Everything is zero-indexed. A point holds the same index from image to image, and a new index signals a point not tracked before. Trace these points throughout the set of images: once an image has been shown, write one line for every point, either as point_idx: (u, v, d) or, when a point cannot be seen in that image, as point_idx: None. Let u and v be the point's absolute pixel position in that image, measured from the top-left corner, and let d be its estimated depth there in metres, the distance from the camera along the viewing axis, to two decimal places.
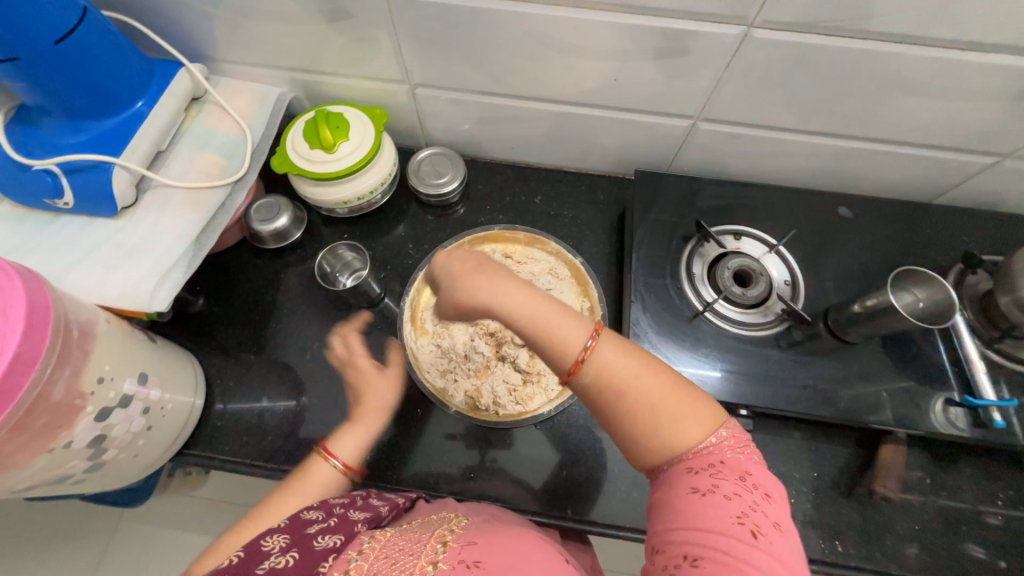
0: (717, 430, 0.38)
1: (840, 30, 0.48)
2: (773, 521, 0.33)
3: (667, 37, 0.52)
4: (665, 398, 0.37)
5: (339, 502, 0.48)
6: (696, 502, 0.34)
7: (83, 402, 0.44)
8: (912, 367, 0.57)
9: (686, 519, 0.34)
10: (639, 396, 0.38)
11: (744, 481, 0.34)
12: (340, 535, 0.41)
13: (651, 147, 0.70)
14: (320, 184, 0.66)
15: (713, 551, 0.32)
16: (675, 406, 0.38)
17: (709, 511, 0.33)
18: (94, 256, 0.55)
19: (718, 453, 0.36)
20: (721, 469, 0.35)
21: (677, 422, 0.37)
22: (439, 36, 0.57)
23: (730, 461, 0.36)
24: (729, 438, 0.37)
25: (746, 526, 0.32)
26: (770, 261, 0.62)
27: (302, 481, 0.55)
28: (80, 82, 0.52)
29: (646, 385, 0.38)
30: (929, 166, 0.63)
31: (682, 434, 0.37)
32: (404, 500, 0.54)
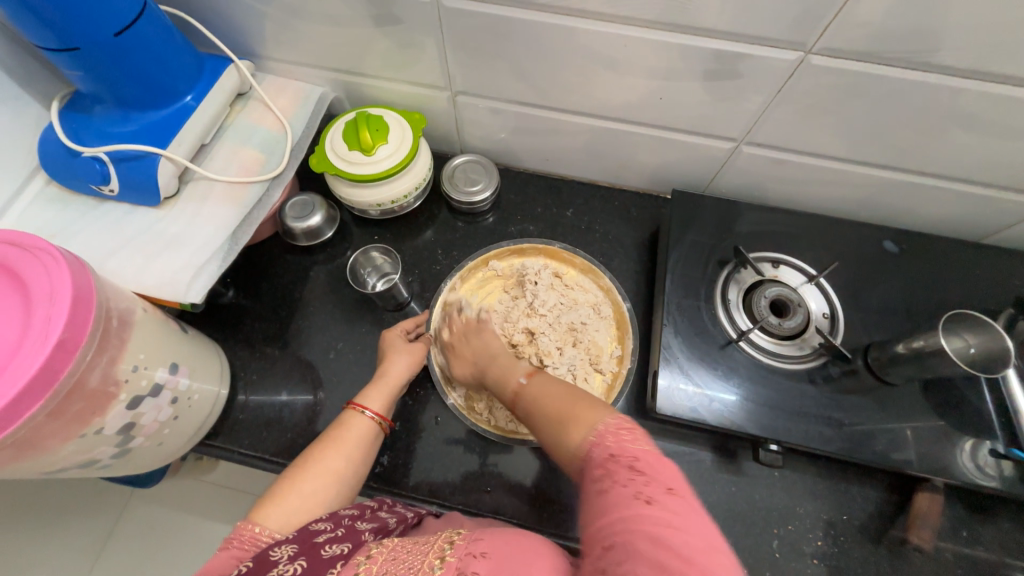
0: (600, 422, 0.40)
1: (901, 62, 0.46)
2: (671, 487, 0.33)
3: (719, 59, 0.50)
4: (566, 404, 0.45)
5: (348, 513, 0.46)
6: (600, 500, 0.34)
7: (117, 390, 0.44)
8: (956, 414, 0.55)
9: (597, 518, 0.34)
10: (548, 408, 0.46)
11: (632, 467, 0.35)
12: (348, 543, 0.41)
13: (689, 167, 0.69)
14: (356, 186, 0.66)
15: (619, 534, 0.31)
16: (571, 408, 0.44)
17: (612, 501, 0.33)
18: (135, 245, 0.56)
19: (604, 444, 0.38)
20: (610, 463, 0.36)
21: (574, 420, 0.42)
22: (485, 46, 0.56)
23: (619, 452, 0.37)
24: (611, 425, 0.39)
25: (642, 501, 0.32)
26: (808, 292, 0.60)
27: (339, 435, 0.52)
28: (134, 73, 0.53)
29: (555, 400, 0.47)
30: (983, 204, 0.61)
31: (573, 431, 0.42)
32: (412, 515, 0.54)
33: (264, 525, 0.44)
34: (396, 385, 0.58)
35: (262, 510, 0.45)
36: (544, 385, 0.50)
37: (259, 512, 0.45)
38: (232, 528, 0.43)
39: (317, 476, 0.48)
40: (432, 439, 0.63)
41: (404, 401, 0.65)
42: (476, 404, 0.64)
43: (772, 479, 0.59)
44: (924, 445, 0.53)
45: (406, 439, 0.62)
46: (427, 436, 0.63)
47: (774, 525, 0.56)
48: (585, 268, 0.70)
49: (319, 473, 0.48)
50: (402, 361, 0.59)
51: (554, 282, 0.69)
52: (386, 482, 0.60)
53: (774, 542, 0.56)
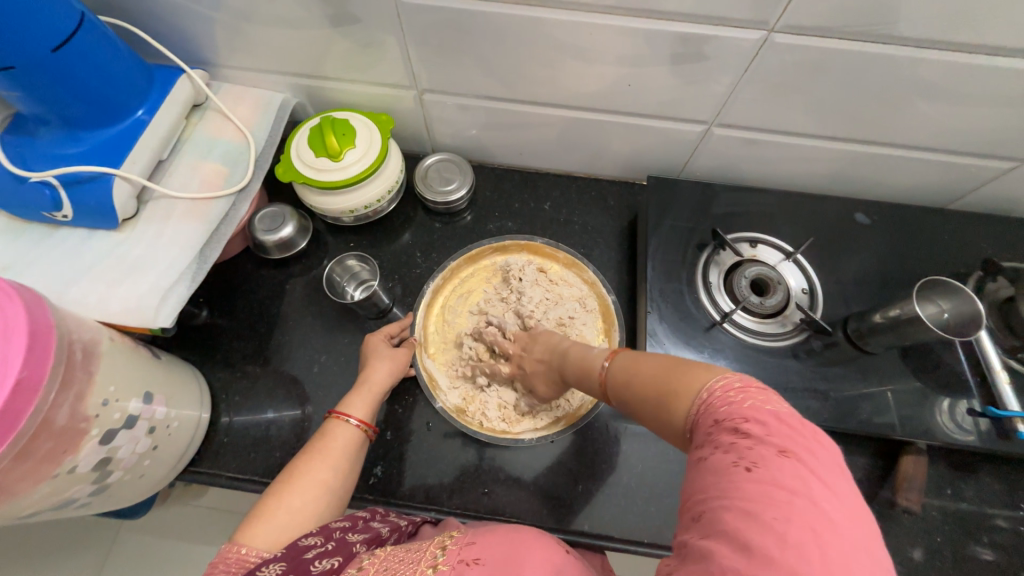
0: (712, 383, 0.33)
1: (862, 35, 0.47)
2: (783, 450, 0.27)
3: (684, 42, 0.50)
4: (668, 374, 0.37)
5: (339, 525, 0.45)
6: (698, 467, 0.30)
7: (88, 425, 0.42)
8: (933, 377, 0.56)
9: (692, 486, 0.30)
10: (645, 384, 0.39)
11: (738, 430, 0.29)
12: (338, 557, 0.40)
13: (662, 153, 0.69)
14: (325, 193, 0.64)
15: (710, 504, 0.27)
16: (672, 376, 0.37)
17: (708, 469, 0.29)
18: (96, 271, 0.53)
19: (712, 411, 0.31)
20: (714, 428, 0.30)
21: (676, 390, 0.35)
22: (448, 41, 0.55)
23: (724, 416, 0.30)
24: (718, 389, 0.32)
25: (741, 469, 0.27)
26: (787, 269, 0.61)
27: (324, 445, 0.50)
28: (77, 91, 0.50)
29: (650, 372, 0.40)
30: (947, 170, 0.62)
31: (677, 404, 0.35)
32: (407, 523, 0.53)
33: (251, 545, 0.41)
34: (380, 390, 0.57)
35: (248, 529, 0.43)
36: (636, 360, 0.43)
37: (245, 531, 0.42)
38: (217, 552, 0.41)
39: (304, 490, 0.46)
40: (425, 446, 0.62)
41: (394, 409, 0.64)
42: (467, 407, 0.63)
43: None
44: (906, 410, 0.55)
45: (398, 447, 0.61)
46: (420, 443, 0.62)
47: None
48: (568, 262, 0.70)
49: (307, 485, 0.47)
50: (383, 367, 0.58)
51: (540, 276, 0.69)
52: (382, 493, 0.59)
53: None
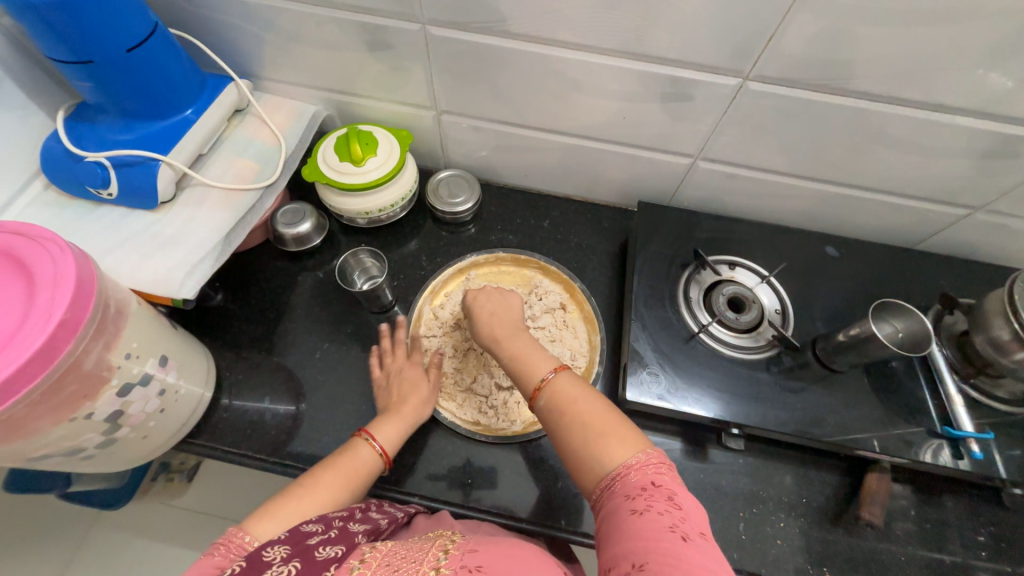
0: (642, 451, 0.45)
1: (823, 87, 0.54)
2: (702, 532, 0.39)
3: (672, 84, 0.58)
4: (606, 423, 0.48)
5: (338, 515, 0.50)
6: (635, 522, 0.39)
7: (110, 374, 0.46)
8: (896, 399, 0.60)
9: (629, 538, 0.38)
10: (582, 423, 0.48)
11: (672, 500, 0.40)
12: (342, 545, 0.44)
13: (654, 182, 0.76)
14: (345, 194, 0.70)
15: (656, 556, 0.37)
16: (610, 427, 0.47)
17: (650, 525, 0.39)
18: (131, 245, 0.58)
19: (639, 476, 0.43)
20: (651, 490, 0.42)
21: (615, 443, 0.46)
22: (468, 70, 0.63)
23: (659, 483, 0.42)
24: (650, 460, 0.44)
25: (678, 536, 0.38)
26: (762, 290, 0.66)
27: (347, 464, 0.55)
28: (140, 86, 0.57)
29: (590, 414, 0.49)
30: (908, 213, 0.69)
31: (613, 453, 0.46)
32: (401, 515, 0.57)
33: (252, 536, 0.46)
34: (409, 420, 0.60)
35: (256, 521, 0.47)
36: (574, 390, 0.51)
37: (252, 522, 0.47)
38: (224, 533, 0.45)
39: (319, 501, 0.51)
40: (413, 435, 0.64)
41: None
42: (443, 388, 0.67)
43: (738, 465, 0.62)
44: (868, 426, 0.58)
45: None
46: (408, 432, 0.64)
47: (741, 509, 0.60)
48: (587, 318, 0.72)
49: (323, 499, 0.51)
50: (419, 395, 0.62)
51: (554, 307, 0.72)
52: None
53: (741, 525, 0.59)
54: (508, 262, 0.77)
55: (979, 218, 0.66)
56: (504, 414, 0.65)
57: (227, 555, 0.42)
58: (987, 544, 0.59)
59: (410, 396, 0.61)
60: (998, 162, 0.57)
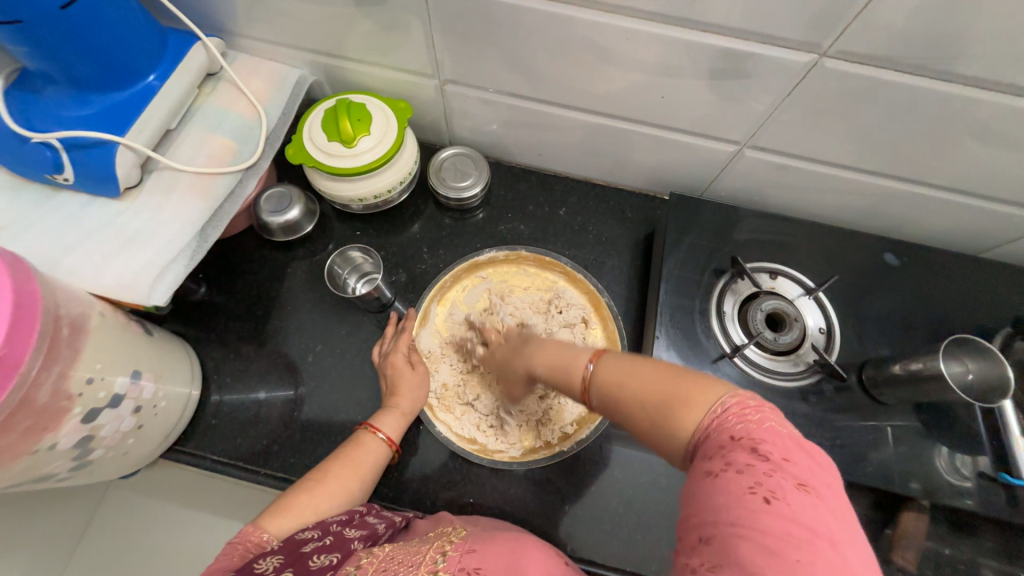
0: (719, 402, 0.34)
1: (921, 69, 0.43)
2: (801, 482, 0.29)
3: (727, 57, 0.47)
4: (670, 383, 0.37)
5: (336, 520, 0.45)
6: (706, 484, 0.30)
7: (71, 404, 0.41)
8: (946, 436, 0.54)
9: (698, 505, 0.30)
10: (638, 398, 0.38)
11: (755, 451, 0.30)
12: (337, 553, 0.40)
13: (689, 169, 0.65)
14: (335, 179, 0.62)
15: (728, 527, 0.28)
16: (675, 387, 0.36)
17: (723, 487, 0.29)
18: (91, 241, 0.51)
19: (725, 427, 0.33)
20: (730, 445, 0.31)
21: (685, 406, 0.35)
22: (476, 32, 0.52)
23: (740, 434, 0.31)
24: (734, 406, 0.33)
25: (759, 496, 0.28)
26: (805, 305, 0.58)
27: (355, 456, 0.51)
28: (86, 50, 0.48)
29: (646, 385, 0.38)
30: (987, 218, 0.59)
31: (686, 420, 0.35)
32: (399, 518, 0.51)
33: (271, 532, 0.43)
34: (412, 410, 0.57)
35: (271, 517, 0.44)
36: (624, 364, 0.40)
37: (266, 517, 0.44)
38: (238, 532, 0.42)
39: (334, 493, 0.48)
40: (412, 449, 0.59)
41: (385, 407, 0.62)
42: (444, 400, 0.61)
43: None
44: (912, 466, 0.52)
45: None
46: (409, 446, 0.59)
47: None
48: (608, 339, 0.65)
49: (336, 490, 0.48)
50: (413, 393, 0.57)
51: (574, 323, 0.66)
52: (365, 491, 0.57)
53: None
54: (531, 262, 0.69)
55: None
56: (503, 436, 0.60)
57: (245, 555, 0.40)
58: None
59: (406, 398, 0.57)
60: None
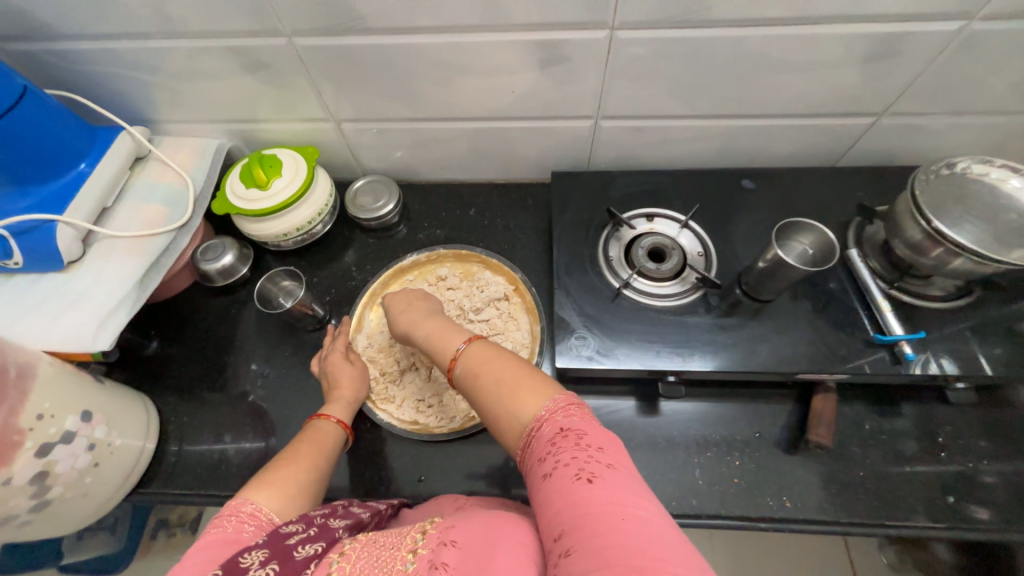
0: (550, 398, 0.45)
1: (691, 23, 0.54)
2: (611, 464, 0.39)
3: (546, 48, 0.58)
4: (518, 378, 0.47)
5: (319, 513, 0.47)
6: (547, 486, 0.39)
7: (21, 438, 0.46)
8: (828, 318, 0.60)
9: (547, 505, 0.38)
10: (493, 382, 0.48)
11: (578, 443, 0.40)
12: (321, 542, 0.41)
13: (566, 150, 0.75)
14: (259, 220, 0.70)
15: (569, 520, 0.36)
16: (522, 380, 0.47)
17: (559, 484, 0.38)
18: (43, 307, 0.58)
19: (552, 421, 0.43)
20: (559, 438, 0.41)
21: (526, 394, 0.46)
22: (350, 74, 0.63)
23: (567, 427, 0.42)
24: (560, 405, 0.44)
25: (584, 481, 0.37)
26: (683, 237, 0.66)
27: (318, 437, 0.57)
28: (22, 151, 0.57)
29: (502, 373, 0.48)
30: (817, 132, 0.68)
31: (524, 405, 0.45)
32: (385, 507, 0.54)
33: (260, 502, 0.46)
34: (356, 398, 0.63)
35: (255, 490, 0.48)
36: (488, 354, 0.51)
37: (252, 490, 0.47)
38: (225, 506, 0.44)
39: (307, 467, 0.53)
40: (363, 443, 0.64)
41: None
42: (387, 392, 0.67)
43: (687, 412, 0.62)
44: (803, 351, 0.58)
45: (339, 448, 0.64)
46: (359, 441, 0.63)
47: (695, 455, 0.59)
48: (528, 308, 0.70)
49: (309, 464, 0.53)
50: (350, 383, 0.63)
51: (497, 298, 0.71)
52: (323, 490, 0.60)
53: (696, 470, 0.59)
54: (451, 259, 0.76)
55: (883, 122, 0.66)
56: (442, 412, 0.65)
57: (236, 526, 0.42)
58: (941, 442, 0.59)
59: (347, 387, 0.63)
60: (880, 65, 0.57)
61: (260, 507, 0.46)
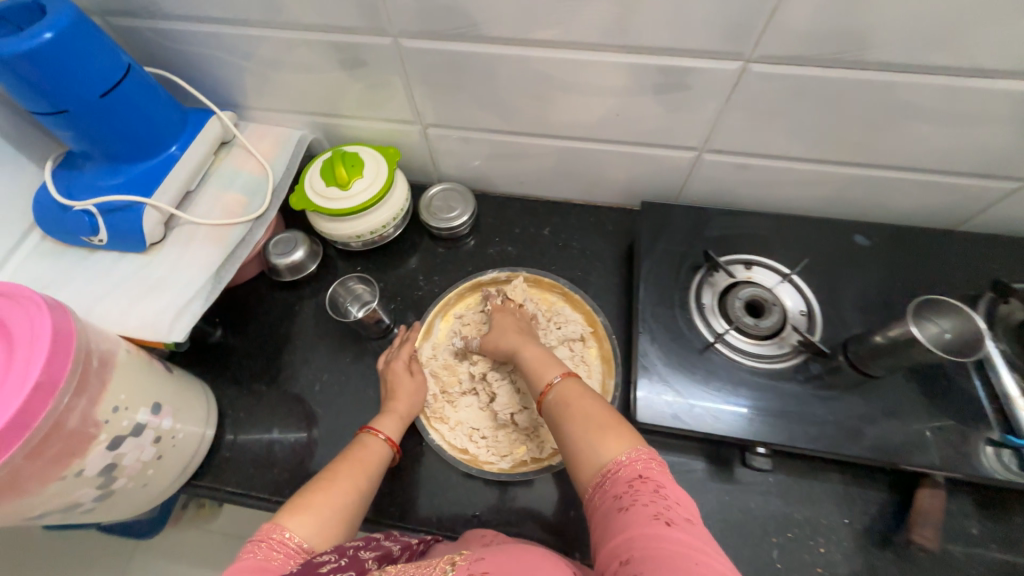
0: (634, 448, 0.43)
1: (837, 62, 0.48)
2: (688, 517, 0.38)
3: (665, 74, 0.53)
4: (608, 420, 0.46)
5: (353, 544, 0.45)
6: (620, 518, 0.38)
7: (97, 430, 0.45)
8: (946, 405, 0.53)
9: (616, 534, 0.37)
10: (581, 417, 0.47)
11: (657, 490, 0.39)
12: (351, 572, 0.40)
13: (658, 178, 0.70)
14: (335, 219, 0.68)
15: (641, 552, 0.35)
16: (609, 422, 0.46)
17: (632, 517, 0.37)
18: (121, 289, 0.58)
19: (631, 466, 0.42)
20: (637, 482, 0.40)
21: (610, 437, 0.44)
22: (449, 81, 0.60)
23: (646, 474, 0.41)
24: (642, 454, 0.43)
25: (661, 521, 0.36)
26: (784, 290, 0.60)
27: (360, 455, 0.54)
28: (119, 130, 0.56)
29: (592, 411, 0.47)
30: (949, 192, 0.61)
31: (603, 446, 0.44)
32: (418, 542, 0.52)
33: (292, 532, 0.44)
34: (410, 415, 0.60)
35: (290, 516, 0.46)
36: (581, 392, 0.50)
37: (285, 516, 0.45)
38: (257, 532, 0.43)
39: (346, 490, 0.50)
40: (416, 465, 0.61)
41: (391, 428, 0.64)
42: (443, 411, 0.64)
43: (768, 484, 0.57)
44: (915, 440, 0.52)
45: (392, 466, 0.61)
46: (414, 462, 0.61)
47: (774, 533, 0.54)
48: (603, 357, 0.66)
49: (347, 487, 0.50)
50: (408, 398, 0.60)
51: (572, 339, 0.67)
52: (372, 509, 0.58)
53: (775, 552, 0.53)
54: (529, 283, 0.72)
55: None
56: (495, 448, 0.61)
57: (267, 555, 0.41)
58: None
59: (402, 402, 0.60)
60: None
61: (291, 538, 0.43)
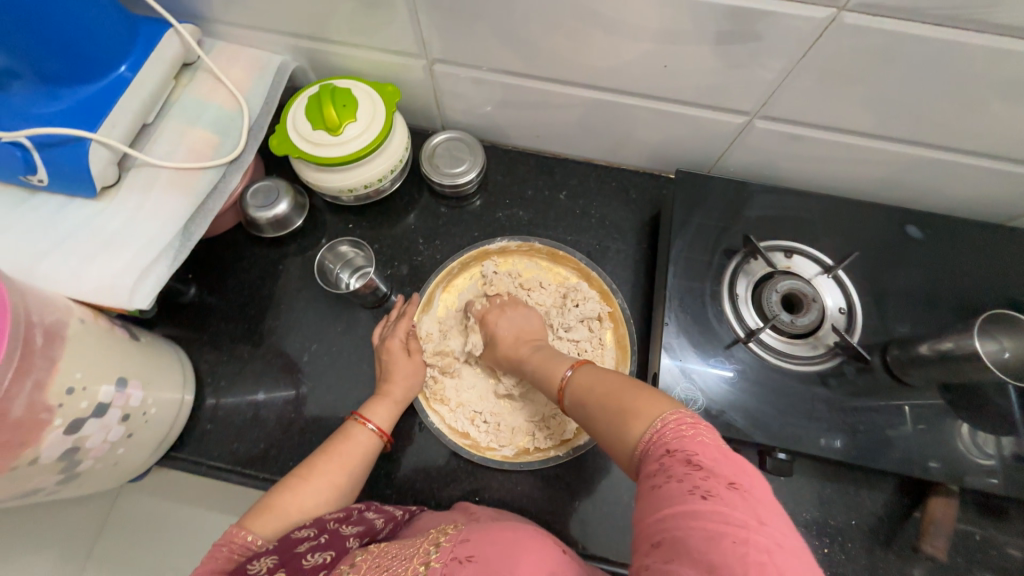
0: (660, 418, 0.36)
1: (951, 21, 0.39)
2: (731, 480, 0.30)
3: (734, 19, 0.43)
4: (623, 396, 0.40)
5: (333, 517, 0.43)
6: (653, 496, 0.31)
7: (50, 416, 0.39)
8: (976, 417, 0.51)
9: (646, 514, 0.31)
10: (598, 404, 0.42)
11: (690, 462, 0.31)
12: (332, 551, 0.38)
13: (696, 144, 0.62)
14: (324, 169, 0.59)
15: (672, 533, 0.29)
16: (630, 398, 0.39)
17: (664, 496, 0.30)
18: (70, 243, 0.49)
19: (662, 440, 0.34)
20: (666, 458, 0.33)
21: (632, 415, 0.38)
22: (465, 6, 0.48)
23: (676, 447, 0.33)
24: (671, 421, 0.35)
25: (696, 496, 0.29)
26: (823, 284, 0.56)
27: (341, 448, 0.49)
28: (48, 42, 0.45)
29: (606, 394, 0.42)
30: (1020, 184, 0.54)
31: (630, 427, 0.37)
32: (402, 513, 0.49)
33: (257, 535, 0.41)
34: (406, 399, 0.55)
35: (258, 516, 0.42)
36: (596, 378, 0.45)
37: (251, 518, 0.42)
38: (223, 533, 0.40)
39: (319, 489, 0.46)
40: (414, 447, 0.57)
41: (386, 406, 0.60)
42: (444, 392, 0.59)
43: (779, 482, 0.55)
44: (940, 451, 0.50)
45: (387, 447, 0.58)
46: (411, 444, 0.57)
47: None
48: (618, 343, 0.61)
49: (321, 485, 0.46)
50: (405, 379, 0.55)
51: (590, 318, 0.62)
52: (366, 490, 0.55)
53: None
54: (544, 255, 0.66)
55: None
56: (496, 434, 0.58)
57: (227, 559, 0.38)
58: None
59: (399, 385, 0.55)
60: None
61: (254, 543, 0.40)
